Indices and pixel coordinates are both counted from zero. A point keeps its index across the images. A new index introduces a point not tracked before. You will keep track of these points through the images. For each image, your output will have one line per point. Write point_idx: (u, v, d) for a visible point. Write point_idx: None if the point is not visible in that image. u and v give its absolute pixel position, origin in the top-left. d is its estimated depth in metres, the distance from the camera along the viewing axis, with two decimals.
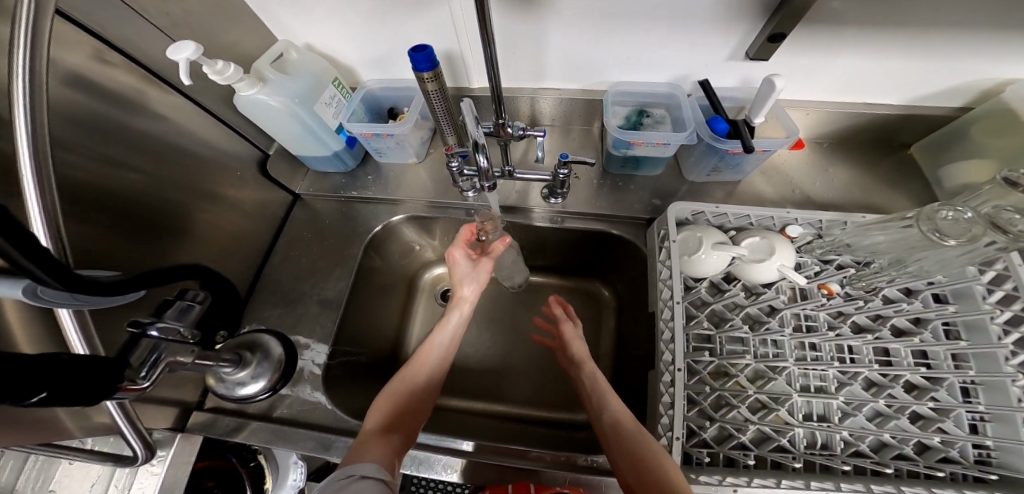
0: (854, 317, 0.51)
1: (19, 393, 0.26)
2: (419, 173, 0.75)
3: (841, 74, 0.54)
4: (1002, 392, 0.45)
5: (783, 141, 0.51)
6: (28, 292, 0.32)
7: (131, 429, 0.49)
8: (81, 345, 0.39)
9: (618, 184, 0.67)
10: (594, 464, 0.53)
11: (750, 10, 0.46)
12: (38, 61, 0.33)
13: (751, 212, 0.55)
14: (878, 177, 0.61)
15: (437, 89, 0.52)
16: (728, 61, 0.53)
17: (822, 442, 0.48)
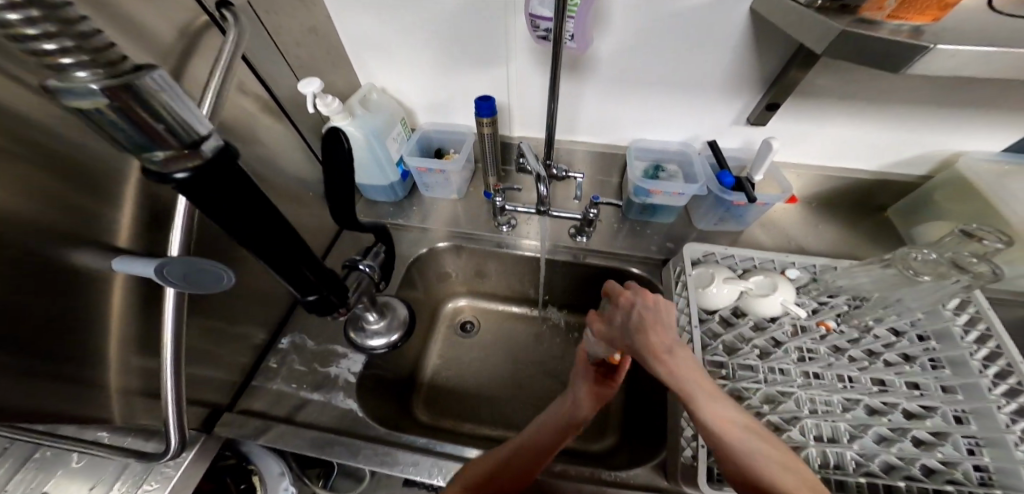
0: (850, 351, 0.58)
1: (274, 254, 0.35)
2: (456, 207, 0.83)
3: (826, 141, 0.65)
4: (992, 418, 0.50)
5: (778, 196, 0.60)
6: (158, 270, 0.40)
7: (176, 423, 0.45)
8: (168, 318, 0.45)
9: (636, 227, 0.76)
10: (616, 479, 0.56)
11: (751, 85, 0.58)
12: (224, 86, 0.43)
13: (755, 254, 0.64)
14: (859, 233, 0.70)
15: (491, 133, 0.64)
16: (731, 127, 0.65)
17: (834, 463, 0.52)
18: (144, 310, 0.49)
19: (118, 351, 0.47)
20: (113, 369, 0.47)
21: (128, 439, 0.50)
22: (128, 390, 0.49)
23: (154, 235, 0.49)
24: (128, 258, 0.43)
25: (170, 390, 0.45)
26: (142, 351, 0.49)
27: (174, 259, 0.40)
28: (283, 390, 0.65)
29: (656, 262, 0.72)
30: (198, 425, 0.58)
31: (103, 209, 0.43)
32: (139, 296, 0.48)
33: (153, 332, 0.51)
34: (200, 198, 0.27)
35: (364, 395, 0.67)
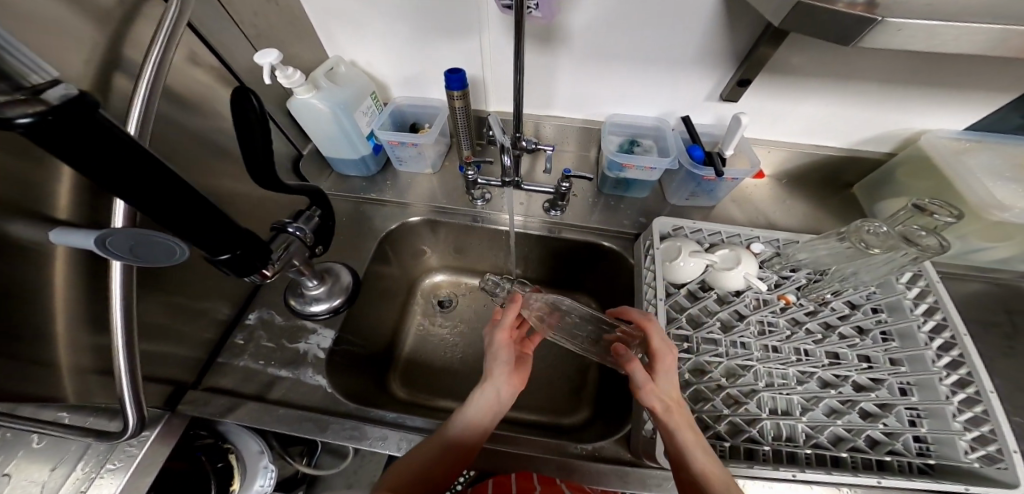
0: (808, 323, 0.62)
1: (168, 215, 0.34)
2: (431, 182, 0.82)
3: (798, 117, 0.66)
4: (933, 389, 0.55)
5: (746, 171, 0.61)
6: (97, 240, 0.37)
7: (132, 398, 0.45)
8: (116, 294, 0.44)
9: (610, 203, 0.76)
10: (585, 452, 0.58)
11: (724, 60, 0.58)
12: (165, 59, 0.43)
13: (723, 228, 0.65)
14: (826, 209, 0.72)
15: (463, 107, 0.62)
16: (706, 103, 0.64)
17: (787, 435, 0.56)
18: (93, 287, 0.47)
19: (67, 328, 0.45)
20: (62, 349, 0.45)
21: (92, 419, 0.51)
22: (82, 369, 0.48)
23: (98, 208, 0.47)
24: (63, 231, 0.38)
25: (124, 373, 0.44)
26: (95, 327, 0.48)
27: (119, 231, 0.37)
28: (251, 367, 0.65)
29: (628, 237, 0.73)
30: (161, 403, 0.58)
31: (41, 187, 0.41)
32: (89, 273, 0.47)
33: (105, 309, 0.49)
34: (57, 149, 0.24)
35: (336, 370, 0.67)
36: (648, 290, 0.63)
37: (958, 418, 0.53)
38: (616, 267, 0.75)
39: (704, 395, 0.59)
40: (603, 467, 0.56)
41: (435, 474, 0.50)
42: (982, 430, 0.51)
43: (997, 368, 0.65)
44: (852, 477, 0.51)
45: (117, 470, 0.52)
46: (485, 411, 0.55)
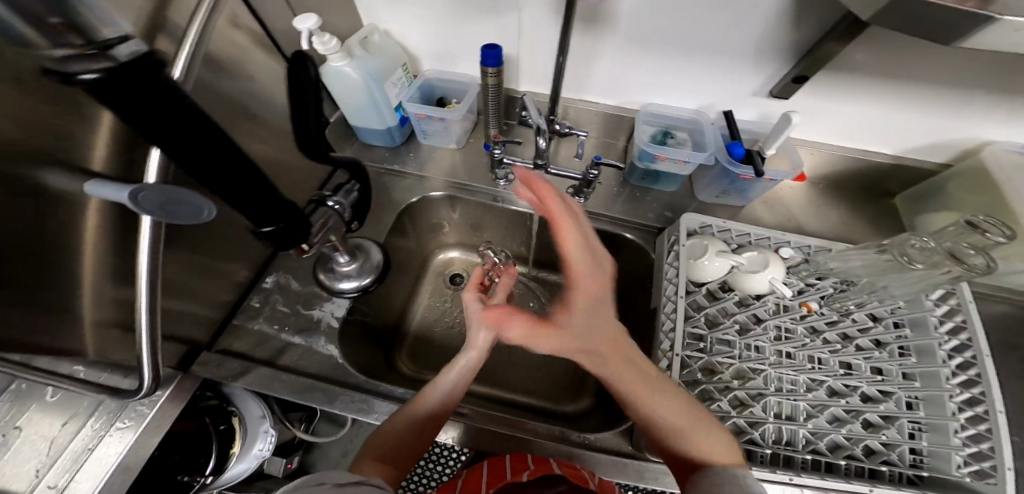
0: (825, 333, 0.61)
1: (211, 178, 0.35)
2: (455, 158, 0.80)
3: (846, 119, 0.63)
4: (940, 405, 0.54)
5: (788, 172, 0.58)
6: (131, 194, 0.37)
7: (149, 356, 0.46)
8: (145, 247, 0.43)
9: (636, 194, 0.74)
10: (586, 441, 0.58)
11: (779, 55, 0.55)
12: (208, 21, 0.43)
13: (752, 230, 0.63)
14: (859, 217, 0.70)
15: (495, 85, 0.60)
16: (751, 98, 0.62)
17: (787, 439, 0.57)
18: (121, 243, 0.47)
19: (91, 282, 0.45)
20: (85, 301, 0.45)
21: (105, 374, 0.52)
22: (101, 322, 0.48)
23: (132, 163, 0.45)
24: (102, 183, 0.40)
25: (142, 330, 0.44)
26: (119, 280, 0.48)
27: (150, 185, 0.37)
28: (265, 331, 0.65)
29: (651, 231, 0.72)
30: (174, 363, 0.59)
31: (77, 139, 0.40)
32: (118, 230, 0.46)
33: (129, 265, 0.49)
34: (113, 104, 0.25)
35: (347, 340, 0.68)
36: (668, 286, 0.62)
37: (958, 434, 0.52)
38: (637, 260, 0.74)
39: (710, 395, 0.59)
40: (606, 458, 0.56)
41: (418, 422, 0.50)
42: (982, 447, 0.51)
43: (1015, 391, 0.64)
44: (845, 483, 0.52)
45: (126, 430, 0.56)
46: (460, 375, 0.54)
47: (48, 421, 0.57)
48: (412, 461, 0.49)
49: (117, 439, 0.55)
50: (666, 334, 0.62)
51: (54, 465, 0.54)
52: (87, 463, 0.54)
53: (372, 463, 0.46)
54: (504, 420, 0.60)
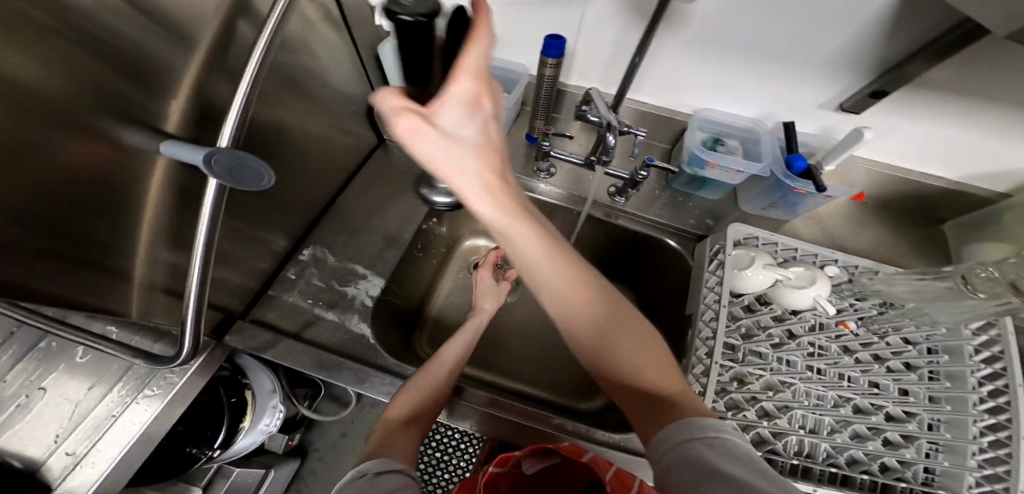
0: (858, 353, 0.61)
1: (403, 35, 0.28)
2: (496, 145, 0.80)
3: (914, 140, 0.63)
4: (962, 428, 0.55)
5: (847, 190, 0.58)
6: (205, 158, 0.39)
7: (193, 323, 0.46)
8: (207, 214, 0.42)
9: (678, 199, 0.73)
10: (607, 440, 0.63)
11: (859, 69, 0.54)
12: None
13: (800, 245, 0.62)
14: (895, 239, 0.71)
15: (551, 77, 0.59)
16: (817, 111, 0.61)
17: (807, 451, 0.57)
18: (180, 211, 0.49)
19: (148, 245, 0.46)
20: (139, 264, 0.46)
21: (138, 338, 0.57)
22: (152, 284, 0.48)
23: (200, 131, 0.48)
24: (175, 143, 0.42)
25: (193, 295, 0.44)
26: (174, 243, 0.49)
27: (223, 148, 0.40)
28: (298, 304, 0.67)
29: (691, 237, 0.71)
30: (209, 330, 0.60)
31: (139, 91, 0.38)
32: (179, 196, 0.48)
33: (185, 231, 0.50)
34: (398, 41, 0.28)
35: (378, 319, 0.69)
36: (706, 294, 0.62)
37: (975, 456, 0.53)
38: (667, 265, 0.74)
39: (738, 404, 0.59)
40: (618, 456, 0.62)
41: (414, 407, 0.54)
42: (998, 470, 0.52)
43: None
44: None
45: (154, 399, 0.58)
46: (443, 365, 0.60)
47: (73, 387, 0.59)
48: (424, 430, 0.53)
49: (144, 402, 0.58)
50: (700, 341, 0.61)
51: (74, 432, 0.57)
52: (113, 426, 0.57)
53: (388, 440, 0.49)
54: (532, 415, 0.65)
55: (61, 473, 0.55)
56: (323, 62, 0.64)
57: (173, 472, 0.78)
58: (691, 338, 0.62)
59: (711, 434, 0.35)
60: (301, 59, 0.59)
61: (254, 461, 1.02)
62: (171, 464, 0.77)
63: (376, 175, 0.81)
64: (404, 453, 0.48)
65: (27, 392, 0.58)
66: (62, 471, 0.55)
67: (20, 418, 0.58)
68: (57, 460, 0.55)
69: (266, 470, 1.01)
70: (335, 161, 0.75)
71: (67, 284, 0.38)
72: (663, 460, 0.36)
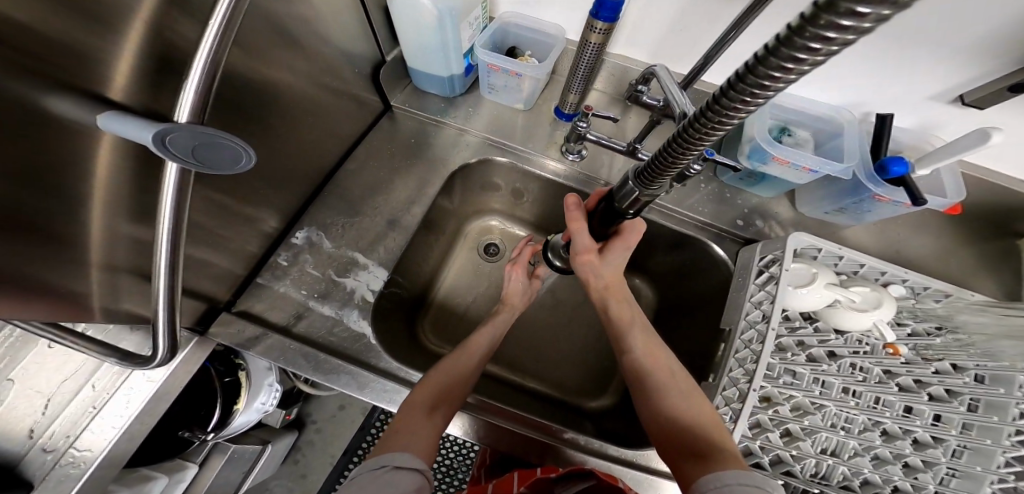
0: (901, 378, 0.55)
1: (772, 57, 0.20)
2: (518, 120, 0.73)
3: (1013, 143, 0.55)
4: (988, 457, 0.51)
5: (943, 201, 0.49)
6: (158, 138, 0.32)
7: (165, 319, 0.42)
8: (170, 196, 0.37)
9: (726, 194, 0.64)
10: (616, 454, 0.58)
11: (984, 53, 0.45)
12: None
13: (868, 259, 0.52)
14: (959, 250, 0.64)
15: (598, 45, 0.49)
16: (924, 101, 0.52)
17: (822, 473, 0.55)
18: (139, 183, 0.41)
19: (103, 222, 0.40)
20: (96, 244, 0.40)
21: (113, 326, 0.52)
22: (112, 266, 0.43)
23: (159, 89, 0.39)
24: (118, 115, 0.33)
25: (163, 281, 0.40)
26: (137, 218, 0.43)
27: (182, 125, 0.32)
28: (291, 294, 0.59)
29: (734, 240, 0.62)
30: (193, 323, 0.53)
31: (65, 33, 0.30)
32: (137, 169, 0.40)
33: (150, 205, 0.44)
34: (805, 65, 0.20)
35: (380, 314, 0.62)
36: (749, 309, 0.53)
37: (992, 485, 0.50)
38: (705, 270, 0.66)
39: (761, 424, 0.55)
40: (633, 473, 0.57)
41: (427, 400, 0.50)
42: None
43: None
44: None
45: (136, 394, 0.52)
46: (470, 357, 0.59)
47: (46, 376, 0.52)
48: (449, 416, 0.50)
49: (126, 395, 0.52)
50: (735, 360, 0.52)
51: (52, 426, 0.50)
52: (94, 421, 0.51)
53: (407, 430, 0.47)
54: (541, 425, 0.60)
55: (39, 471, 0.49)
56: (324, 13, 0.53)
57: (176, 451, 0.75)
58: (725, 355, 0.54)
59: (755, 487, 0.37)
60: (296, 7, 0.48)
61: (252, 436, 0.97)
62: (166, 446, 0.73)
63: (380, 146, 0.71)
64: (412, 448, 0.45)
65: None
66: (43, 468, 0.49)
67: None
68: (35, 456, 0.49)
69: (264, 445, 0.97)
70: (335, 129, 0.65)
71: None
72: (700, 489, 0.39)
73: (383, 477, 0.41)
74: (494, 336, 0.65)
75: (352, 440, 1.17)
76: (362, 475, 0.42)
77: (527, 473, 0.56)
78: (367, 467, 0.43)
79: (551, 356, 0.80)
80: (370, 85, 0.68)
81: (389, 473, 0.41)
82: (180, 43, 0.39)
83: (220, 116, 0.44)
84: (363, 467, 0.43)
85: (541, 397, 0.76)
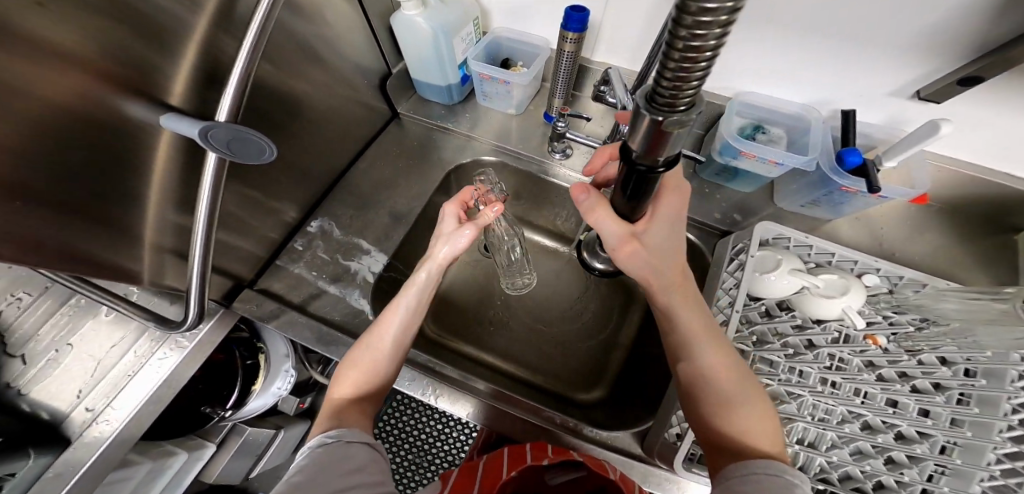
0: (882, 369, 0.55)
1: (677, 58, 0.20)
2: (512, 124, 0.79)
3: (992, 138, 0.56)
4: (979, 454, 0.51)
5: (909, 192, 0.51)
6: (202, 133, 0.39)
7: (196, 290, 0.49)
8: (208, 185, 0.45)
9: (706, 189, 0.67)
10: (595, 436, 0.61)
11: (943, 51, 0.47)
12: None
13: (838, 249, 0.54)
14: (947, 245, 0.64)
15: (572, 53, 0.55)
16: (887, 98, 0.54)
17: (801, 464, 0.57)
18: (185, 174, 0.49)
19: (156, 206, 0.48)
20: (151, 225, 0.48)
21: (155, 299, 0.60)
22: (160, 243, 0.51)
23: (206, 96, 0.47)
24: (176, 116, 0.42)
25: (196, 256, 0.47)
26: (181, 203, 0.51)
27: (221, 123, 0.40)
28: (304, 275, 0.66)
29: (713, 232, 0.65)
30: (220, 297, 0.61)
31: (132, 50, 0.38)
32: (185, 162, 0.48)
33: (191, 193, 0.52)
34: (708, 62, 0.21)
35: (380, 296, 0.68)
36: (720, 295, 0.56)
37: (982, 483, 0.50)
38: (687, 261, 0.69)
39: None
40: (611, 456, 0.59)
41: (351, 385, 0.52)
42: None
43: None
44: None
45: (166, 360, 0.59)
46: (379, 344, 0.54)
47: (100, 342, 0.61)
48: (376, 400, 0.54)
49: (159, 360, 0.59)
50: None
51: (96, 387, 0.58)
52: (129, 384, 0.58)
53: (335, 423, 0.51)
54: (526, 407, 0.64)
55: (79, 427, 0.56)
56: (338, 32, 0.61)
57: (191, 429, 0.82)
58: None
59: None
60: (316, 27, 0.57)
61: (268, 420, 1.05)
62: (186, 422, 0.79)
63: (388, 149, 0.79)
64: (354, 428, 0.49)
65: (56, 346, 0.60)
66: (82, 425, 0.56)
67: (50, 371, 0.59)
68: (78, 415, 0.57)
69: (277, 430, 1.04)
70: (348, 132, 0.72)
71: (76, 242, 0.40)
72: (732, 485, 0.40)
73: (334, 451, 0.44)
74: (416, 295, 0.57)
75: None
76: (313, 451, 0.45)
77: (516, 451, 0.59)
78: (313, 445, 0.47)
79: (544, 348, 0.84)
80: (379, 94, 0.76)
81: (341, 448, 0.45)
82: (223, 59, 0.47)
83: (251, 118, 0.53)
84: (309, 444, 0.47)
85: (537, 386, 0.80)
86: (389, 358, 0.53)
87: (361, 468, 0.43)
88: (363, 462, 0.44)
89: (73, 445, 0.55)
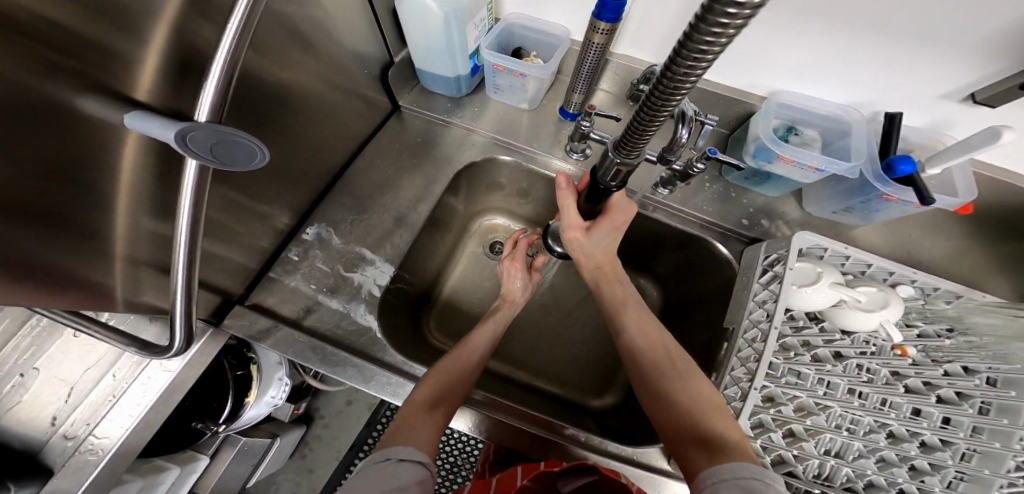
0: (909, 379, 0.53)
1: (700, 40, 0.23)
2: (523, 119, 0.74)
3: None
4: (997, 460, 0.47)
5: (953, 200, 0.50)
6: (179, 137, 0.33)
7: (182, 313, 0.44)
8: (190, 196, 0.39)
9: (731, 194, 0.65)
10: (620, 452, 0.58)
11: (996, 52, 0.45)
12: None
13: (873, 259, 0.52)
14: (969, 254, 0.63)
15: (601, 45, 0.51)
16: (936, 100, 0.52)
17: (826, 474, 0.53)
18: (162, 181, 0.43)
19: (128, 220, 0.41)
20: (121, 239, 0.42)
21: (132, 317, 0.54)
22: (134, 259, 0.45)
23: (182, 93, 0.40)
24: (143, 115, 0.35)
25: (178, 276, 0.41)
26: (158, 214, 0.45)
27: (202, 124, 0.34)
28: (300, 288, 0.61)
29: (739, 239, 0.62)
30: (207, 315, 0.55)
31: (90, 37, 0.31)
32: (161, 168, 0.42)
33: (171, 201, 0.45)
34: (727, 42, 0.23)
35: (385, 310, 0.63)
36: (752, 308, 0.53)
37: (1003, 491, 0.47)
38: (709, 268, 0.66)
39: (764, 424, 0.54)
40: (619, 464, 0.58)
41: (431, 385, 0.52)
42: None
43: None
44: None
45: (153, 384, 0.54)
46: (474, 352, 0.60)
47: (70, 366, 0.54)
48: (450, 412, 0.51)
49: (137, 383, 0.53)
50: (738, 359, 0.52)
51: (73, 414, 0.52)
52: (113, 410, 0.52)
53: (406, 424, 0.48)
54: (543, 422, 0.61)
55: (61, 457, 0.51)
56: (336, 16, 0.55)
57: (187, 443, 0.77)
58: (728, 354, 0.54)
59: (750, 478, 0.38)
60: (309, 11, 0.49)
61: (261, 429, 0.99)
62: (179, 438, 0.76)
63: (389, 146, 0.72)
64: (416, 439, 0.46)
65: (20, 371, 0.53)
66: (67, 453, 0.51)
67: (19, 397, 0.52)
68: (58, 442, 0.51)
69: (273, 439, 0.99)
70: (344, 128, 0.66)
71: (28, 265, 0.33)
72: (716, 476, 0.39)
73: (388, 469, 0.42)
74: (496, 330, 0.66)
75: (358, 437, 1.18)
76: (368, 468, 0.43)
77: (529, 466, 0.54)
78: (372, 459, 0.44)
79: (554, 353, 0.81)
80: (379, 85, 0.69)
81: (393, 465, 0.42)
82: (202, 46, 0.40)
83: (238, 116, 0.46)
84: (368, 458, 0.44)
85: (548, 393, 0.77)
86: (472, 373, 0.57)
87: (406, 487, 0.40)
88: (410, 481, 0.41)
89: (57, 474, 0.50)
